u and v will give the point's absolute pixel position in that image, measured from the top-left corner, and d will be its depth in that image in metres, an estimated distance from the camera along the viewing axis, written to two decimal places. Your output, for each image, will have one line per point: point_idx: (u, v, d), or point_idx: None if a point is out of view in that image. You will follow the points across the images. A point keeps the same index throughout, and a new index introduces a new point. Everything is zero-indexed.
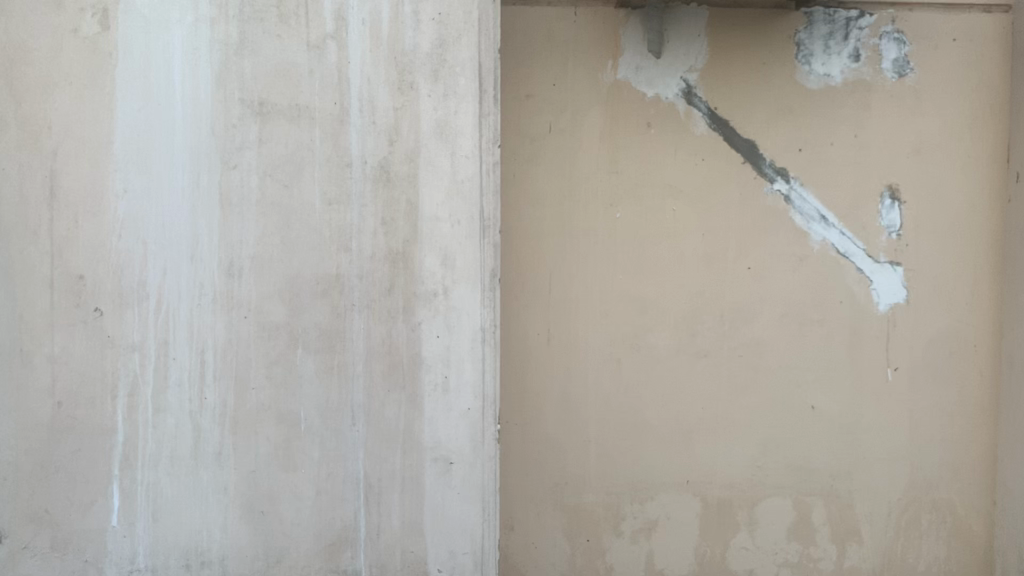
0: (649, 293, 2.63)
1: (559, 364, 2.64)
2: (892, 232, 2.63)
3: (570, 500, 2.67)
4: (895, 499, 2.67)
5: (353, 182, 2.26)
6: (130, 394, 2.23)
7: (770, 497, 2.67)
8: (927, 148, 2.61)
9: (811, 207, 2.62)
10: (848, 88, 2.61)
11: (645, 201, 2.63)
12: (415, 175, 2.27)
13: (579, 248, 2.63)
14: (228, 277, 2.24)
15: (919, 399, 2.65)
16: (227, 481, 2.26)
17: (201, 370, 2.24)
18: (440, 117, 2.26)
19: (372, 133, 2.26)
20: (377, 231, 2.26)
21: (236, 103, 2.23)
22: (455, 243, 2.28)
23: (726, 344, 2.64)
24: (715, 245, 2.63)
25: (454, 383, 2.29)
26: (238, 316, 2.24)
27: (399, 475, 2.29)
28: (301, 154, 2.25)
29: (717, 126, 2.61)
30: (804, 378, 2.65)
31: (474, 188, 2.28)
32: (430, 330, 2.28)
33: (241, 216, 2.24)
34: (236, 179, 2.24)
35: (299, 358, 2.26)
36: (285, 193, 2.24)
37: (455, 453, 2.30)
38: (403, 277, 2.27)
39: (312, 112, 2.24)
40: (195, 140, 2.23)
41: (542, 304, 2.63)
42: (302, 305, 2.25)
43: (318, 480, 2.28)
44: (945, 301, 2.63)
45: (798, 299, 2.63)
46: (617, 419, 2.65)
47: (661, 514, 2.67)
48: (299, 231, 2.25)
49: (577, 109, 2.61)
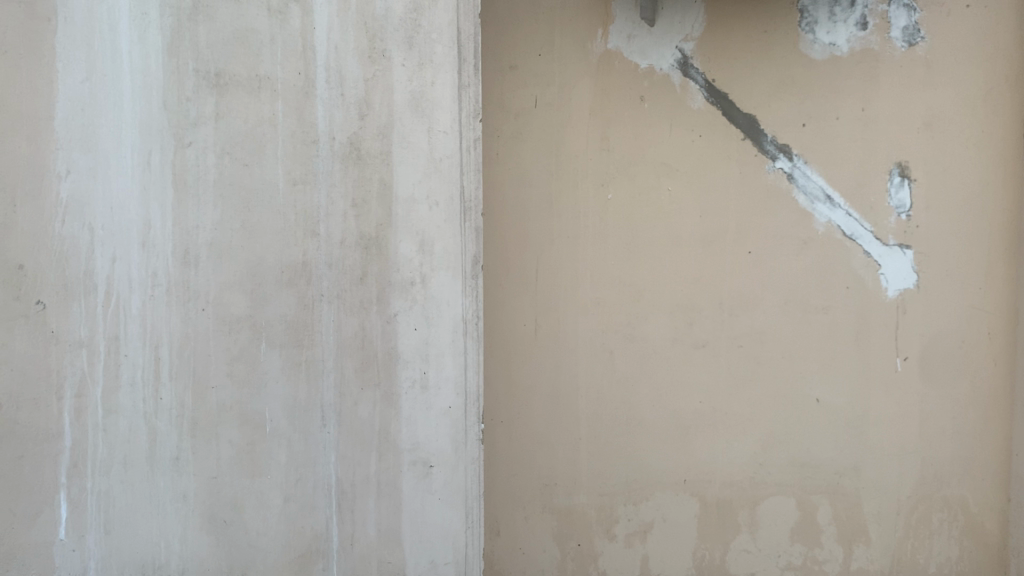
0: (643, 280, 2.46)
1: (546, 356, 2.46)
2: (901, 213, 2.46)
3: (560, 501, 2.49)
4: (904, 497, 2.51)
5: (320, 160, 2.07)
6: (78, 396, 1.98)
7: (773, 496, 2.50)
8: (939, 122, 2.44)
9: (815, 186, 2.45)
10: (855, 58, 2.43)
11: (638, 181, 2.44)
12: (388, 153, 2.10)
13: (568, 231, 2.44)
14: (184, 265, 2.03)
15: (931, 390, 2.49)
16: (187, 489, 2.05)
17: (156, 367, 2.03)
18: (415, 89, 2.12)
19: (340, 106, 2.08)
20: (348, 214, 2.09)
21: (190, 73, 2.01)
22: (434, 227, 2.14)
23: (725, 333, 2.47)
24: (713, 227, 2.45)
25: (433, 379, 2.16)
26: (196, 309, 2.04)
27: (374, 479, 2.13)
28: (262, 131, 2.05)
29: (715, 100, 2.43)
30: (808, 369, 2.48)
31: (453, 166, 2.16)
32: (407, 321, 2.13)
33: (197, 198, 2.03)
34: (191, 158, 2.03)
35: (263, 353, 2.07)
36: (245, 173, 2.05)
37: (435, 455, 2.16)
38: (377, 265, 2.11)
39: (274, 84, 2.05)
40: (145, 116, 2.00)
41: (528, 291, 2.45)
42: (266, 296, 2.06)
43: (286, 486, 2.09)
44: (958, 285, 2.47)
45: (801, 285, 2.46)
46: (610, 414, 2.48)
47: (656, 516, 2.50)
48: (261, 215, 2.05)
49: (565, 82, 2.42)
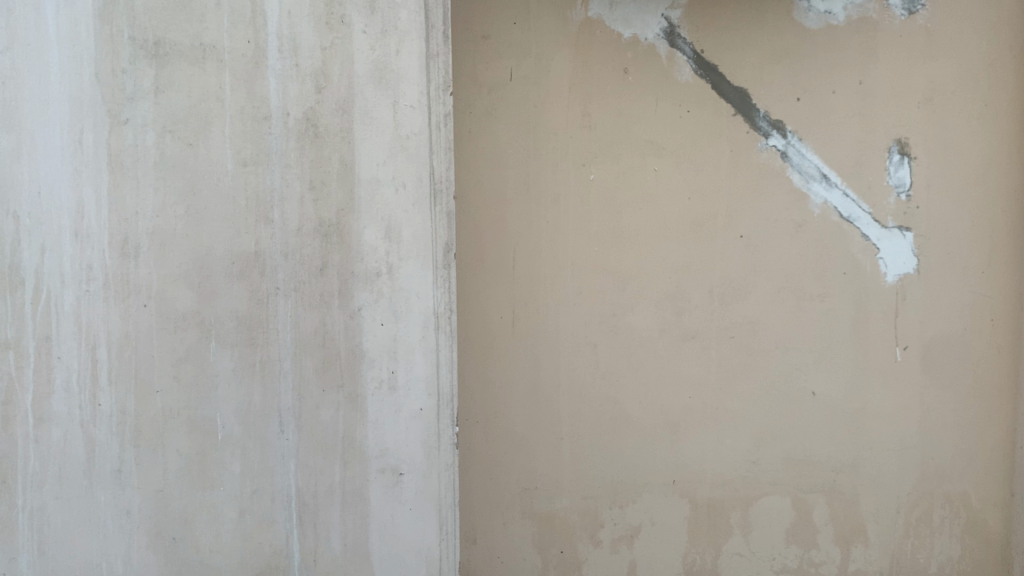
0: (627, 267, 2.28)
1: (525, 351, 2.28)
2: (901, 193, 2.30)
3: (541, 506, 2.32)
4: (905, 495, 2.37)
5: (273, 138, 1.86)
6: (4, 405, 1.80)
7: (767, 496, 2.35)
8: (940, 96, 2.28)
9: (811, 165, 2.28)
10: (852, 27, 2.26)
11: (622, 160, 2.26)
12: (348, 130, 1.88)
13: (547, 215, 2.26)
14: (123, 256, 1.83)
15: (932, 382, 2.34)
16: (130, 503, 1.86)
17: (93, 370, 1.83)
18: (378, 58, 1.88)
19: (295, 78, 1.86)
20: (305, 198, 1.87)
21: (125, 42, 1.80)
22: (401, 211, 1.91)
23: (715, 324, 2.31)
24: (702, 210, 2.28)
25: (403, 380, 1.94)
26: (135, 306, 1.84)
27: (338, 489, 1.93)
28: (207, 106, 1.84)
29: (704, 72, 2.26)
30: (804, 361, 2.32)
31: (422, 144, 1.93)
32: (372, 316, 1.91)
33: (136, 182, 1.82)
34: (129, 137, 1.81)
35: (213, 353, 1.87)
36: (189, 153, 1.84)
37: (406, 462, 1.95)
38: (338, 254, 1.89)
39: (220, 53, 1.83)
40: (75, 90, 1.79)
41: (505, 281, 2.26)
42: (215, 290, 1.86)
43: (241, 499, 1.90)
44: (960, 269, 2.32)
45: (796, 271, 2.30)
46: (593, 412, 2.31)
47: (644, 519, 2.34)
48: (207, 199, 1.84)
49: (542, 54, 2.23)
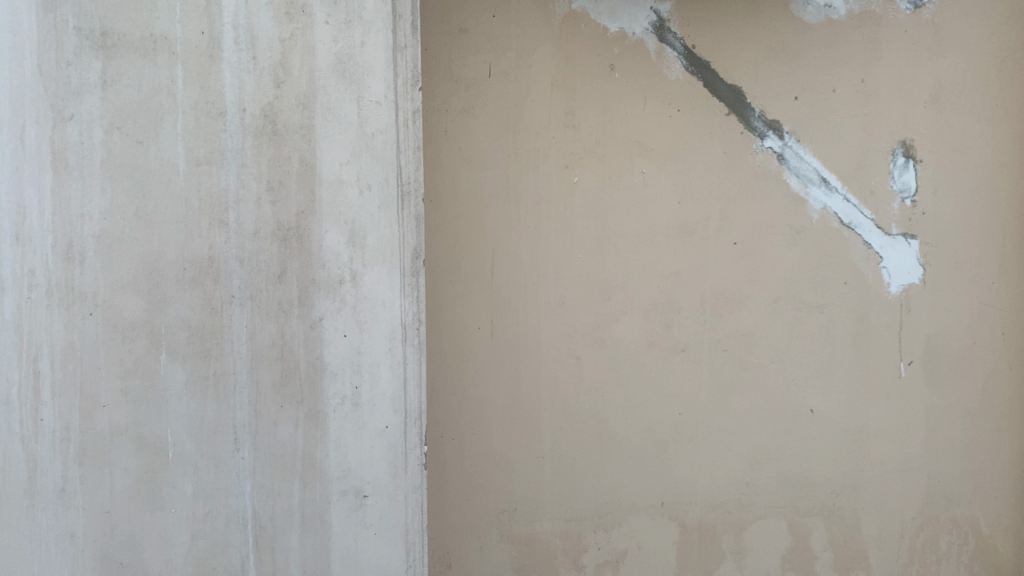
0: (614, 275, 2.15)
1: (504, 363, 2.15)
2: (905, 198, 2.16)
3: (521, 529, 2.19)
4: (910, 519, 2.22)
5: (228, 135, 1.74)
6: None
7: (761, 520, 2.21)
8: (948, 96, 2.14)
9: (809, 168, 2.15)
10: (853, 21, 2.13)
11: (608, 162, 2.13)
12: (309, 127, 1.76)
13: (528, 220, 2.13)
14: (67, 261, 1.70)
15: (939, 399, 2.20)
16: (75, 525, 1.73)
17: (35, 383, 1.70)
18: (342, 50, 1.77)
19: (252, 72, 1.74)
20: (263, 199, 1.75)
21: (70, 32, 1.68)
22: (366, 215, 1.79)
23: (707, 336, 2.17)
24: (693, 215, 2.15)
25: (367, 395, 1.82)
26: (81, 314, 1.71)
27: (297, 512, 1.80)
28: (158, 101, 1.71)
29: (695, 69, 2.13)
30: (802, 376, 2.18)
31: (389, 143, 1.80)
32: (335, 327, 1.79)
33: (83, 182, 1.69)
34: (74, 134, 1.69)
35: (163, 365, 1.74)
36: (138, 151, 1.71)
37: (370, 483, 1.83)
38: (298, 260, 1.77)
39: (172, 45, 1.71)
40: (17, 84, 1.66)
41: (483, 289, 2.13)
42: (166, 298, 1.73)
43: (192, 521, 1.77)
44: (969, 280, 2.18)
45: (794, 281, 2.17)
46: (577, 430, 2.17)
47: (630, 544, 2.21)
48: (158, 200, 1.72)
49: (523, 48, 2.11)
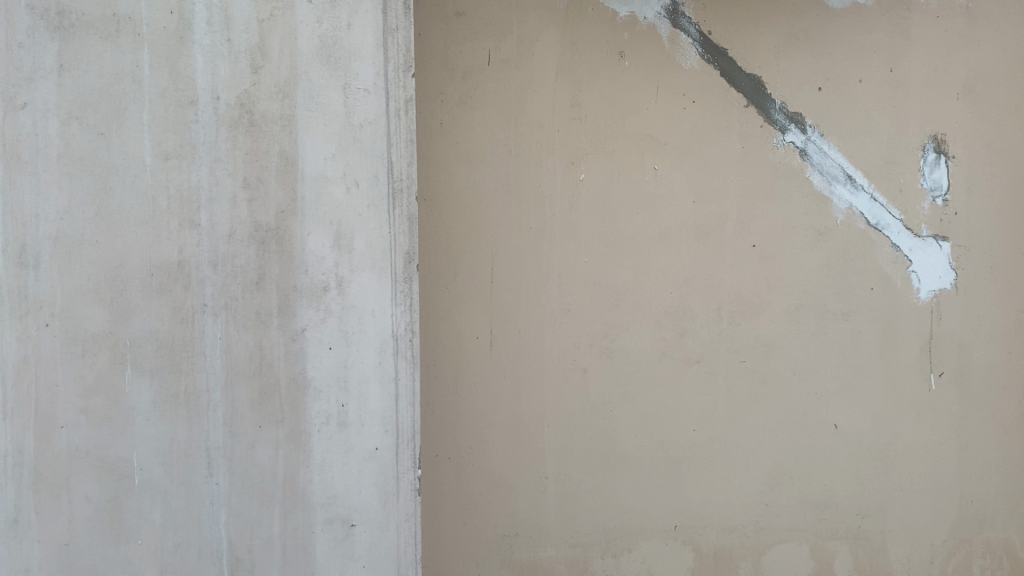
0: (623, 280, 1.98)
1: (503, 375, 1.98)
2: (937, 196, 2.00)
3: (522, 555, 2.02)
4: (940, 543, 2.07)
5: (200, 127, 1.57)
6: None
7: (781, 545, 2.05)
8: (983, 87, 1.99)
9: (834, 165, 1.99)
10: (881, 6, 1.97)
11: (617, 157, 1.97)
12: (290, 117, 1.60)
13: (529, 221, 1.97)
14: (19, 267, 1.50)
15: (971, 413, 2.04)
16: (28, 559, 1.53)
17: None
18: (326, 33, 1.61)
19: (226, 56, 1.57)
20: (238, 198, 1.59)
21: (22, 10, 1.48)
22: (353, 214, 1.64)
23: (723, 346, 2.01)
24: (708, 216, 1.99)
25: (355, 414, 1.67)
26: (36, 326, 1.51)
27: (277, 542, 1.64)
28: (121, 88, 1.53)
29: (711, 57, 1.97)
30: (825, 389, 2.02)
31: (378, 136, 1.66)
32: (318, 338, 1.64)
33: (37, 178, 1.50)
34: (28, 124, 1.49)
35: (129, 382, 1.56)
36: (101, 144, 1.53)
37: (358, 511, 1.68)
38: (278, 265, 1.61)
39: (137, 26, 1.54)
40: None
41: (480, 296, 1.97)
42: (131, 307, 1.55)
43: (161, 555, 1.59)
44: (1003, 284, 2.02)
45: (817, 286, 2.00)
46: (582, 448, 2.01)
47: (640, 570, 2.05)
48: (122, 198, 1.54)
49: (526, 34, 1.94)
